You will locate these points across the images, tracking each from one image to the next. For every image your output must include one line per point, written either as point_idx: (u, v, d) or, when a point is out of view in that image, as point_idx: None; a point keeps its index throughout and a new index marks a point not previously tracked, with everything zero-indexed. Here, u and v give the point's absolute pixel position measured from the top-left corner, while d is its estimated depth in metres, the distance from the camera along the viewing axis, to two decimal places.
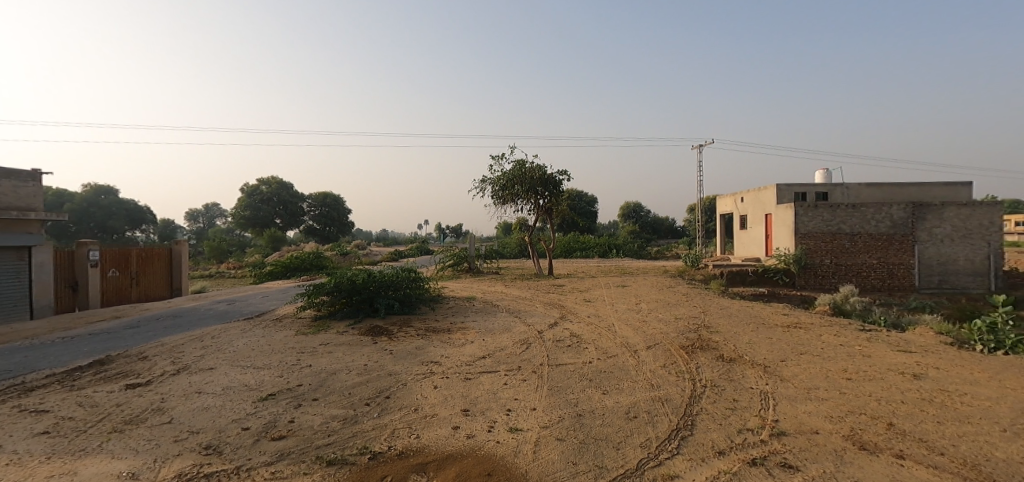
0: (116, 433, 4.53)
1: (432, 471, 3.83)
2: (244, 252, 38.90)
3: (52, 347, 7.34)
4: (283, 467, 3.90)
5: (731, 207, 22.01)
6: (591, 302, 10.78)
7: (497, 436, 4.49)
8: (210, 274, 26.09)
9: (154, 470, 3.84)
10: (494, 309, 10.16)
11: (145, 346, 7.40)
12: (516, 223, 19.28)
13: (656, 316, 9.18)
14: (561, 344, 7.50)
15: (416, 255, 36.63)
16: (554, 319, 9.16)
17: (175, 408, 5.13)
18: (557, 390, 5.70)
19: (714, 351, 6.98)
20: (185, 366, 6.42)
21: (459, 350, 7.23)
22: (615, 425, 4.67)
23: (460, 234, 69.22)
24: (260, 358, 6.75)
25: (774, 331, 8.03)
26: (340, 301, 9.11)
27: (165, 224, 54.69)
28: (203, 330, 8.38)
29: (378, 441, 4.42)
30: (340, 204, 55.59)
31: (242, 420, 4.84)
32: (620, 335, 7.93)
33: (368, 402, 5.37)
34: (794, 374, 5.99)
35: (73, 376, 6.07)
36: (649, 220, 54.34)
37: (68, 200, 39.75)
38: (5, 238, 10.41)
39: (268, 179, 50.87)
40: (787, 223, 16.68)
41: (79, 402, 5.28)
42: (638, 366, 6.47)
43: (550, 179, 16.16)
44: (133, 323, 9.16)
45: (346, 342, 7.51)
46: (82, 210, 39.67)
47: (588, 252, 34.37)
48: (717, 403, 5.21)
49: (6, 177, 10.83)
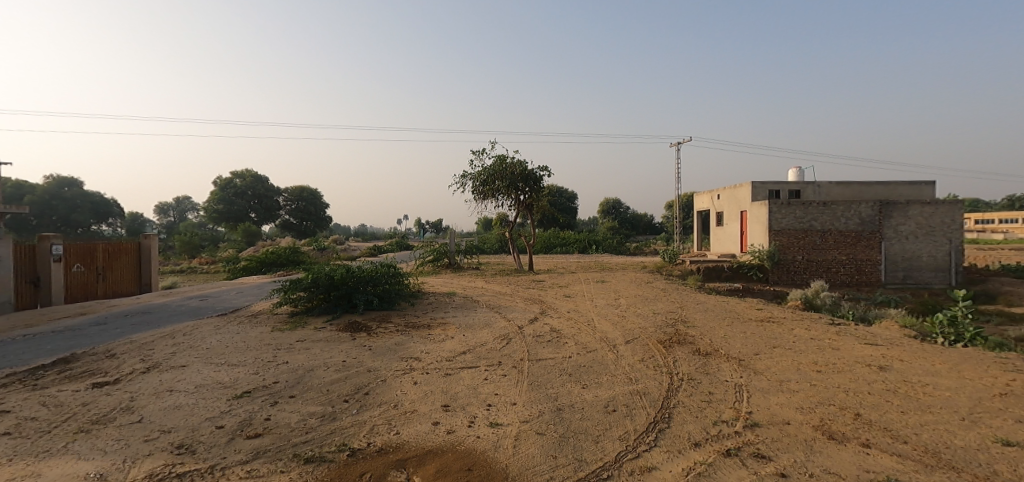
0: (82, 433, 4.38)
1: (413, 468, 3.82)
2: (218, 246, 37.85)
3: (11, 345, 7.00)
4: (260, 466, 3.83)
5: (708, 204, 22.41)
6: (571, 298, 10.86)
7: (478, 431, 4.50)
8: (182, 269, 25.37)
9: (124, 470, 3.74)
10: (474, 304, 10.14)
11: (113, 344, 7.14)
12: (496, 219, 19.22)
13: (634, 310, 9.31)
14: (541, 339, 7.54)
15: (395, 251, 36.23)
16: (534, 314, 9.20)
17: (145, 408, 4.97)
18: (537, 385, 5.74)
19: (690, 345, 7.13)
20: (156, 364, 6.22)
21: (439, 346, 7.20)
22: (594, 419, 4.74)
23: (440, 228, 68.78)
24: (234, 355, 6.60)
25: (748, 325, 8.24)
26: (317, 297, 8.94)
27: (134, 218, 52.94)
28: (174, 327, 8.13)
29: (357, 437, 4.38)
30: (318, 199, 54.63)
31: (216, 418, 4.73)
32: (599, 330, 8.02)
33: (346, 398, 5.31)
34: (767, 367, 6.16)
35: (36, 375, 5.83)
36: (629, 216, 55.03)
37: (28, 192, 37.98)
38: None
39: (241, 172, 49.61)
40: (761, 220, 17.09)
41: (42, 402, 5.07)
42: (617, 361, 6.56)
43: (531, 174, 16.15)
44: (100, 320, 8.83)
45: (323, 338, 7.39)
46: (43, 202, 37.94)
47: (568, 247, 34.63)
48: (693, 395, 5.33)
49: None
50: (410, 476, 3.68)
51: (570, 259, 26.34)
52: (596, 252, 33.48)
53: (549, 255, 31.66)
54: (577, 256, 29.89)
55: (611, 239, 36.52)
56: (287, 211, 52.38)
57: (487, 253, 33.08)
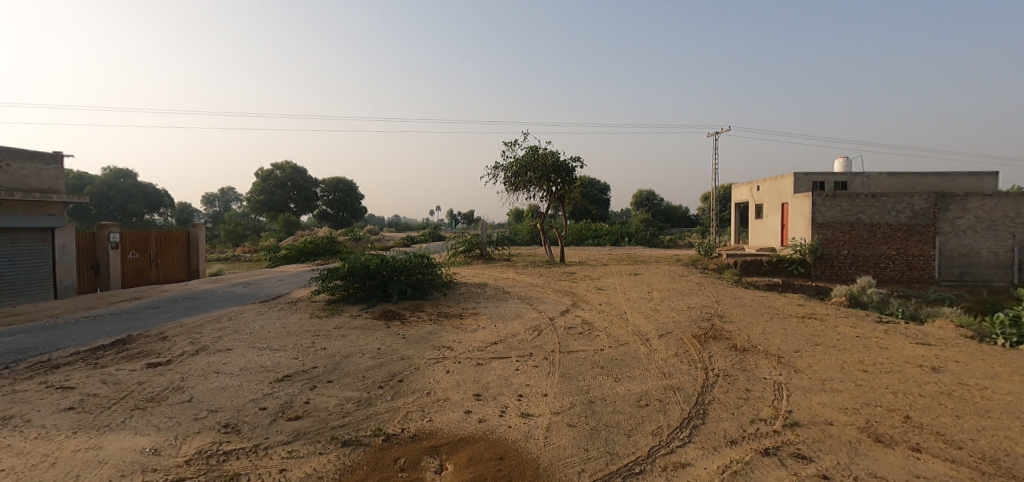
0: (138, 410, 4.65)
1: (446, 454, 3.90)
2: (260, 236, 39.35)
3: (75, 325, 7.55)
4: (300, 447, 3.99)
5: (746, 196, 21.68)
6: (603, 290, 10.76)
7: (509, 421, 4.54)
8: (227, 257, 26.56)
9: (175, 446, 3.96)
10: (505, 295, 10.16)
11: (165, 327, 7.54)
12: (527, 211, 19.17)
13: (668, 304, 9.14)
14: (573, 331, 7.51)
15: (428, 241, 36.81)
16: (565, 306, 9.16)
17: (194, 387, 5.25)
18: (568, 377, 5.73)
19: (727, 341, 6.95)
20: (203, 347, 6.55)
21: (471, 335, 7.27)
22: (627, 413, 4.69)
23: (472, 219, 69.19)
24: (276, 339, 6.87)
25: (788, 321, 7.94)
26: (353, 285, 9.14)
27: (183, 209, 55.69)
28: (219, 312, 8.52)
29: (392, 423, 4.49)
30: (354, 190, 55.84)
31: (259, 400, 4.95)
32: (632, 323, 7.92)
33: (381, 385, 5.44)
34: (809, 365, 5.94)
35: (97, 355, 6.21)
36: (662, 208, 53.93)
37: (88, 184, 40.54)
38: (30, 219, 10.67)
39: (282, 164, 51.21)
40: (804, 212, 16.41)
41: (103, 380, 5.42)
42: (650, 354, 6.47)
43: (563, 166, 15.99)
44: (154, 304, 9.35)
45: (359, 326, 7.60)
46: (102, 193, 40.41)
47: (600, 239, 34.27)
48: (729, 392, 5.20)
49: (29, 159, 10.96)
50: (443, 463, 3.75)
51: (601, 251, 26.19)
52: (629, 245, 33.02)
53: (581, 247, 31.43)
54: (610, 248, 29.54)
55: (644, 231, 35.85)
56: (324, 203, 53.90)
57: (519, 244, 33.13)
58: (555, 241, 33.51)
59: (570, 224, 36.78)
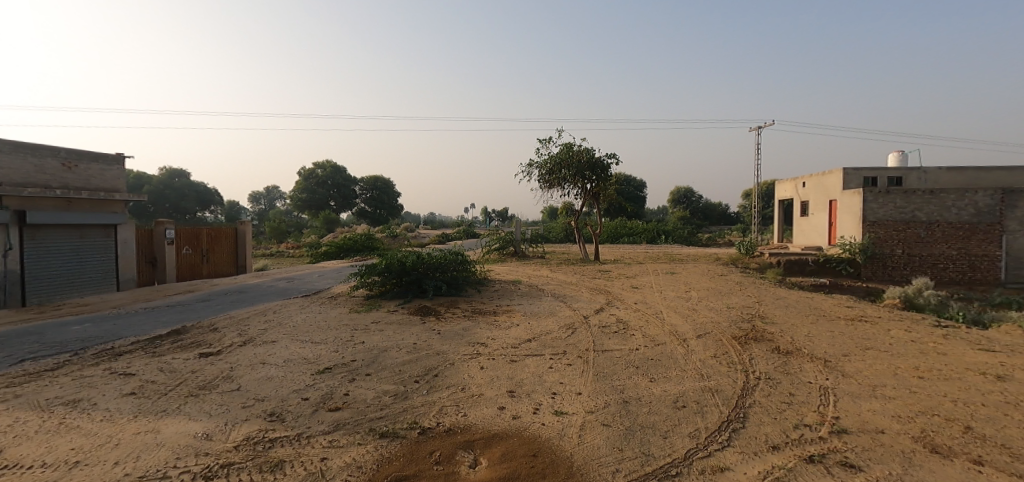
0: (191, 397, 4.92)
1: (480, 449, 3.93)
2: (302, 233, 40.86)
3: (135, 316, 8.07)
4: (340, 437, 4.12)
5: (790, 193, 20.82)
6: (638, 289, 10.59)
7: (543, 418, 4.53)
8: (272, 253, 27.69)
9: (226, 432, 4.16)
10: (539, 293, 10.14)
11: (215, 318, 7.94)
12: (562, 208, 19.08)
13: (706, 304, 8.91)
14: (607, 330, 7.43)
15: (462, 238, 37.25)
16: (600, 304, 9.06)
17: (242, 377, 5.50)
18: (603, 376, 5.68)
19: (769, 343, 6.71)
20: (250, 338, 6.85)
21: (505, 332, 7.31)
22: (663, 414, 4.60)
23: (506, 217, 69.43)
24: (317, 333, 7.12)
25: (835, 324, 7.58)
26: (390, 281, 9.35)
27: (232, 207, 58.45)
28: (264, 306, 8.89)
29: (427, 417, 4.57)
30: (391, 188, 57.08)
31: (302, 391, 5.14)
32: (669, 323, 7.75)
33: (417, 379, 5.55)
34: (858, 370, 5.66)
35: (154, 344, 6.60)
36: (700, 206, 52.60)
37: (146, 183, 43.14)
38: (95, 217, 11.44)
39: (323, 163, 52.91)
40: (853, 210, 15.63)
41: (160, 368, 5.76)
42: (687, 355, 6.33)
43: (599, 163, 15.81)
44: (204, 297, 9.86)
45: (395, 321, 7.76)
46: (158, 192, 42.93)
47: (635, 237, 33.75)
48: (771, 396, 5.02)
49: (94, 161, 11.74)
50: (477, 458, 3.79)
51: (637, 249, 25.80)
52: (665, 243, 32.38)
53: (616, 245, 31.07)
54: (645, 247, 29.05)
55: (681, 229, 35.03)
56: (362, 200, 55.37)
57: (553, 242, 33.04)
58: (590, 239, 33.26)
59: (605, 222, 36.39)
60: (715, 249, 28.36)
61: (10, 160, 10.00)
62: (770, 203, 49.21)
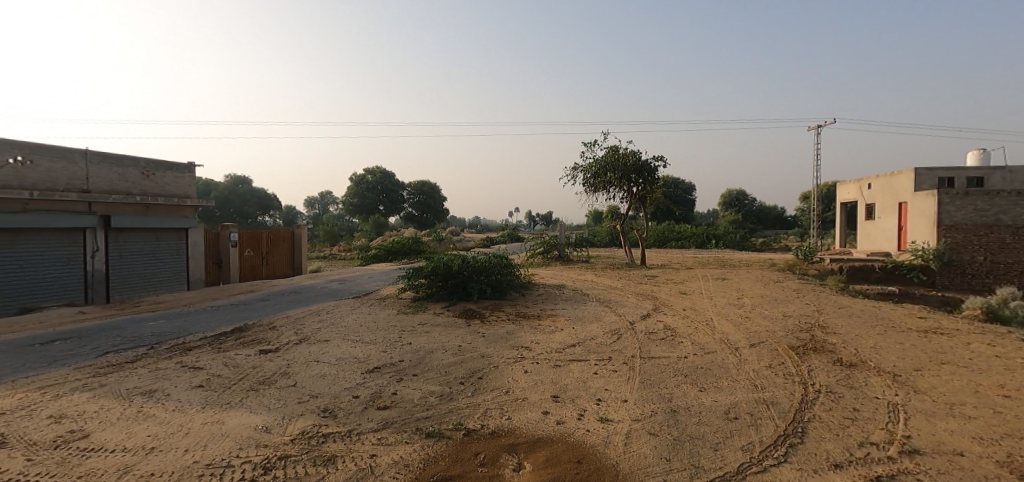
0: (252, 391, 5.21)
1: (524, 453, 3.93)
2: (353, 236, 42.55)
3: (203, 313, 8.65)
4: (388, 435, 4.23)
5: (854, 194, 19.58)
6: (687, 295, 10.28)
7: (588, 425, 4.47)
8: (325, 255, 28.99)
9: (283, 426, 4.38)
10: (584, 298, 10.05)
11: (273, 317, 8.38)
12: (607, 212, 18.85)
13: (761, 312, 8.52)
14: (655, 336, 7.25)
15: (506, 242, 37.59)
16: (646, 310, 8.85)
17: (298, 374, 5.78)
18: (650, 383, 5.54)
19: (830, 354, 6.32)
20: (305, 337, 7.19)
21: (548, 336, 7.29)
22: (714, 425, 4.43)
23: (550, 221, 69.30)
24: (367, 333, 7.37)
25: (906, 336, 7.03)
26: (436, 284, 9.54)
27: (289, 211, 61.72)
28: (318, 306, 9.30)
29: (472, 418, 4.62)
30: (437, 193, 58.44)
31: (352, 389, 5.33)
32: (720, 331, 7.46)
33: (462, 381, 5.63)
34: (933, 386, 5.23)
35: (220, 340, 7.04)
36: (753, 209, 50.56)
37: (213, 189, 46.35)
38: (168, 221, 12.37)
39: (374, 168, 54.86)
40: (927, 213, 14.54)
41: (224, 362, 6.14)
42: (740, 365, 6.07)
43: (645, 165, 15.49)
44: (263, 297, 10.43)
45: (441, 323, 7.91)
46: (224, 198, 46.03)
47: (683, 241, 32.86)
48: (833, 411, 4.72)
49: (169, 169, 12.70)
50: (522, 462, 3.79)
51: (685, 254, 25.05)
52: (715, 247, 31.31)
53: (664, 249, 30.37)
54: (695, 251, 28.21)
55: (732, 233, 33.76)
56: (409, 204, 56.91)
57: (598, 246, 32.67)
58: (636, 243, 32.63)
59: (651, 225, 35.66)
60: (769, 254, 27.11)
61: (98, 170, 10.98)
62: (830, 205, 46.48)
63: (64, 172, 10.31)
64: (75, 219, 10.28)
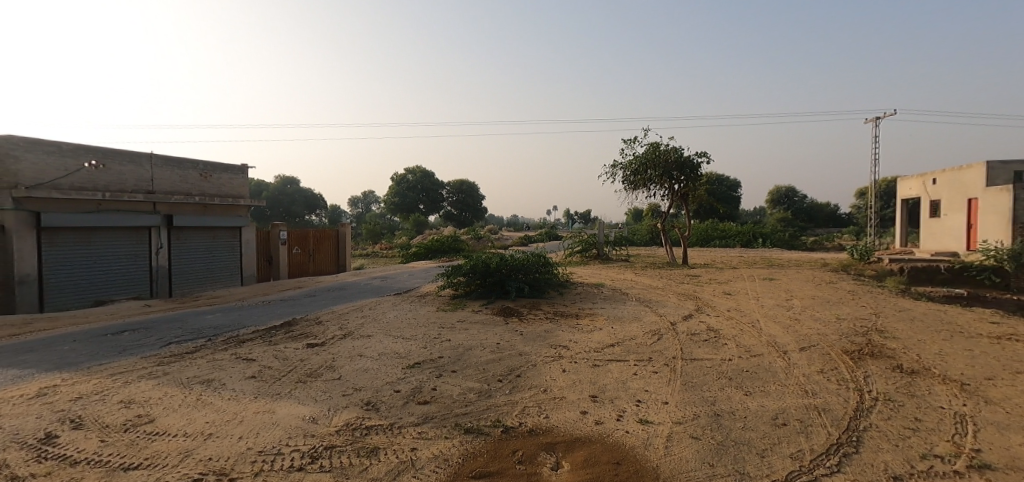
0: (300, 383, 5.45)
1: (562, 452, 3.92)
2: (395, 234, 43.70)
3: (255, 308, 9.11)
4: (428, 429, 4.32)
5: (915, 190, 18.36)
6: (731, 295, 9.95)
7: (627, 426, 4.41)
8: (368, 253, 29.91)
9: (329, 417, 4.55)
10: (623, 297, 9.92)
11: (319, 312, 8.72)
12: (647, 210, 18.51)
13: (812, 314, 8.14)
14: (697, 338, 7.05)
15: (544, 241, 37.58)
16: (688, 310, 8.62)
17: (343, 367, 5.98)
18: (692, 386, 5.40)
19: (889, 360, 5.96)
20: (349, 332, 7.43)
21: (587, 336, 7.23)
22: (761, 431, 4.26)
23: (588, 219, 68.67)
24: (408, 329, 7.54)
25: (976, 342, 6.54)
26: (474, 282, 9.66)
27: (334, 210, 64.09)
28: (361, 302, 9.60)
29: (510, 416, 4.65)
30: (475, 192, 59.13)
31: (394, 383, 5.47)
32: (767, 333, 7.18)
33: (500, 378, 5.67)
34: (1007, 397, 4.84)
35: (270, 333, 7.39)
36: (804, 207, 48.39)
37: (265, 190, 48.76)
38: (223, 220, 13.08)
39: (414, 168, 56.09)
40: (1001, 209, 13.56)
41: (274, 355, 6.44)
42: (788, 369, 5.82)
43: (688, 162, 15.09)
44: (310, 293, 10.87)
45: (480, 320, 7.99)
46: (274, 198, 48.33)
47: (728, 240, 31.83)
48: (892, 420, 4.45)
49: (224, 171, 13.42)
50: (559, 461, 3.78)
51: (729, 253, 24.26)
52: (762, 246, 30.15)
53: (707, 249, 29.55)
54: (740, 250, 27.27)
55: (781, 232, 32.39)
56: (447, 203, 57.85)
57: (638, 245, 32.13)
58: (677, 242, 31.83)
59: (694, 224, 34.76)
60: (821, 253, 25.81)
61: (162, 172, 11.74)
62: (889, 202, 43.74)
63: (132, 175, 11.11)
64: (141, 218, 11.02)
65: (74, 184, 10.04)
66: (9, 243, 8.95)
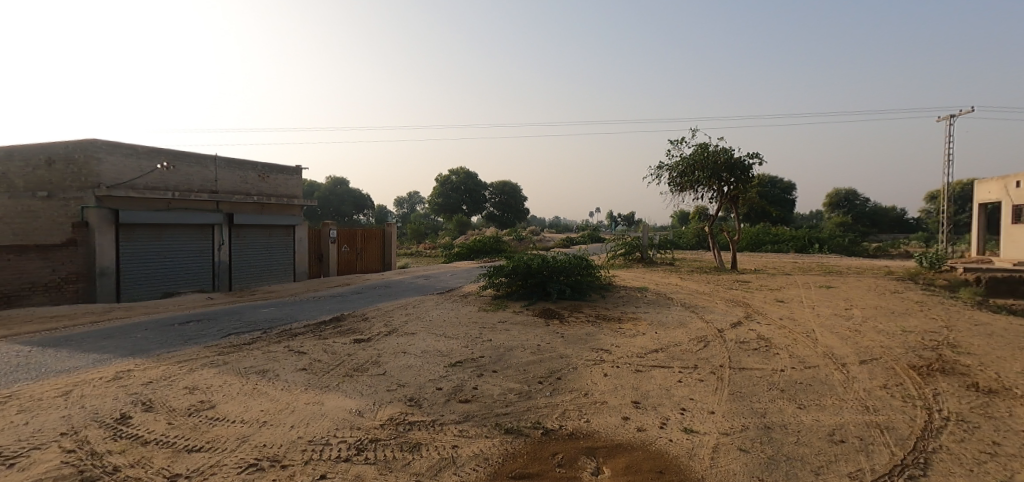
0: (347, 377, 5.65)
1: (603, 458, 3.86)
2: (438, 234, 44.60)
3: (306, 303, 9.53)
4: (469, 428, 4.37)
5: (995, 194, 16.89)
6: (784, 303, 9.51)
7: (670, 434, 4.30)
8: (412, 252, 30.66)
9: (374, 411, 4.68)
10: (668, 302, 9.68)
11: (366, 309, 9.01)
12: (693, 212, 17.99)
13: (874, 325, 7.64)
14: (747, 346, 6.78)
15: (586, 242, 37.26)
16: (737, 318, 8.30)
17: (388, 363, 6.16)
18: (740, 396, 5.19)
19: (962, 378, 5.51)
20: (394, 329, 7.64)
21: (630, 340, 7.10)
22: (816, 447, 4.04)
23: (631, 221, 67.45)
24: (450, 328, 7.66)
25: None
26: (516, 283, 9.70)
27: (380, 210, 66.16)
28: (405, 300, 9.84)
29: (550, 418, 4.63)
30: (518, 193, 59.40)
31: (436, 381, 5.57)
32: (824, 344, 6.81)
33: (541, 380, 5.66)
34: None
35: (320, 328, 7.71)
36: (867, 211, 45.56)
37: (317, 190, 51.01)
38: (278, 219, 13.75)
39: (458, 169, 56.98)
40: None
41: (323, 349, 6.70)
42: (847, 382, 5.49)
43: (739, 163, 14.53)
44: (356, 290, 11.25)
45: (521, 322, 8.01)
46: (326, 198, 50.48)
47: (781, 245, 30.46)
48: (965, 443, 4.11)
49: (280, 172, 14.11)
50: (600, 466, 3.73)
51: (781, 258, 23.18)
52: (818, 252, 28.63)
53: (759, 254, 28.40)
54: (795, 256, 26.01)
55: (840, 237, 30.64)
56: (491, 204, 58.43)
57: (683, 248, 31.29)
58: (728, 246, 30.83)
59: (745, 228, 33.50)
60: (885, 261, 24.20)
61: (225, 173, 12.49)
62: (964, 206, 40.48)
63: (198, 175, 11.88)
64: (205, 216, 11.76)
65: (149, 184, 10.85)
66: (94, 238, 9.76)
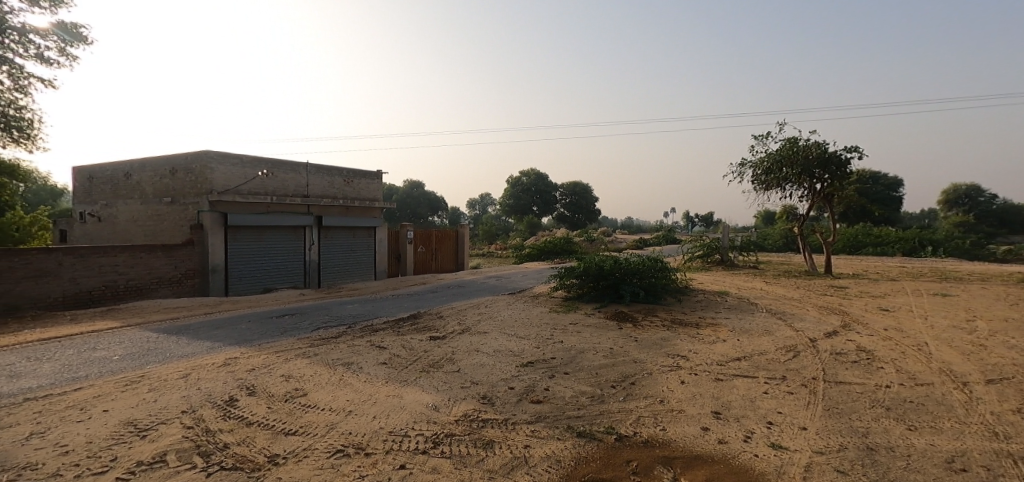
0: (424, 372, 5.89)
1: (680, 468, 3.71)
2: (509, 235, 45.23)
3: (385, 301, 10.08)
4: (541, 428, 4.39)
5: None
6: (890, 312, 8.59)
7: (755, 449, 4.04)
8: (483, 253, 31.36)
9: (449, 407, 4.85)
10: (753, 307, 9.11)
11: (440, 308, 9.35)
12: (781, 212, 16.78)
13: (1006, 340, 6.67)
14: (844, 358, 6.21)
15: (660, 245, 36.03)
16: (833, 327, 7.63)
17: (461, 361, 6.35)
18: (837, 412, 4.76)
19: None
20: (467, 328, 7.85)
21: (709, 347, 6.77)
22: (929, 474, 3.61)
23: (707, 222, 64.14)
24: (521, 328, 7.74)
25: None
26: (588, 285, 9.62)
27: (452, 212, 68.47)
28: (477, 300, 10.08)
29: (624, 424, 4.53)
30: (589, 194, 58.80)
31: (508, 380, 5.65)
32: (940, 359, 6.06)
33: (614, 384, 5.55)
34: None
35: (398, 324, 8.11)
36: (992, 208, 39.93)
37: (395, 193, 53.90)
38: (360, 220, 14.66)
39: (529, 171, 57.55)
40: None
41: (401, 345, 7.04)
42: (969, 404, 4.85)
43: (833, 158, 13.35)
44: (429, 289, 11.70)
45: (593, 324, 7.91)
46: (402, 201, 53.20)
47: (885, 248, 27.53)
48: None
49: (362, 177, 15.04)
50: (677, 477, 3.59)
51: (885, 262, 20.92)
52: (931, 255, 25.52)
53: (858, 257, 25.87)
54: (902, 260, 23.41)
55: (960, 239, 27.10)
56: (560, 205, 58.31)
57: (768, 251, 29.26)
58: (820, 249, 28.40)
59: (843, 229, 30.70)
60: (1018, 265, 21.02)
61: (314, 179, 13.56)
62: None
63: (292, 181, 12.99)
64: (297, 218, 12.82)
65: (251, 190, 12.02)
66: (207, 239, 10.90)
